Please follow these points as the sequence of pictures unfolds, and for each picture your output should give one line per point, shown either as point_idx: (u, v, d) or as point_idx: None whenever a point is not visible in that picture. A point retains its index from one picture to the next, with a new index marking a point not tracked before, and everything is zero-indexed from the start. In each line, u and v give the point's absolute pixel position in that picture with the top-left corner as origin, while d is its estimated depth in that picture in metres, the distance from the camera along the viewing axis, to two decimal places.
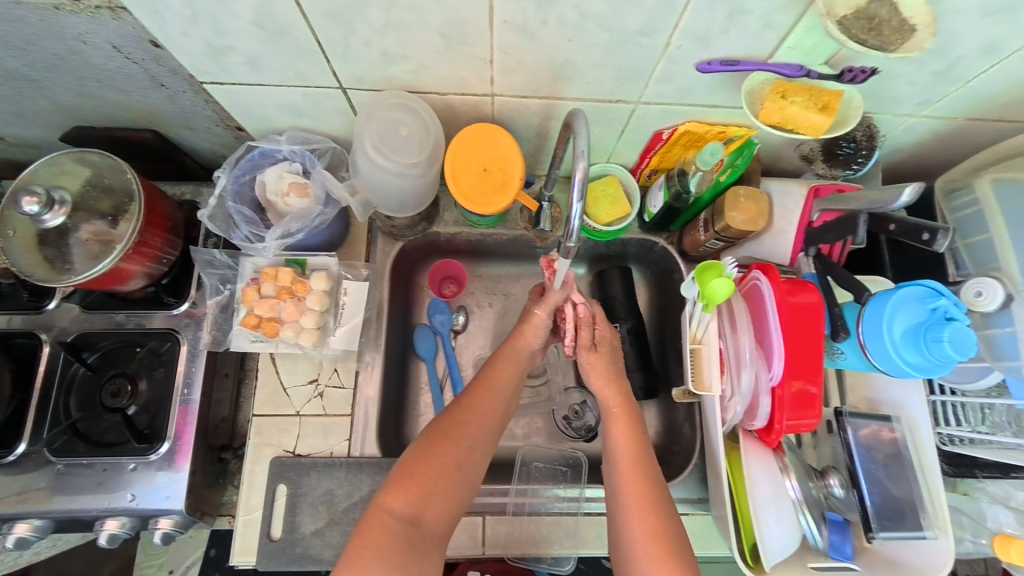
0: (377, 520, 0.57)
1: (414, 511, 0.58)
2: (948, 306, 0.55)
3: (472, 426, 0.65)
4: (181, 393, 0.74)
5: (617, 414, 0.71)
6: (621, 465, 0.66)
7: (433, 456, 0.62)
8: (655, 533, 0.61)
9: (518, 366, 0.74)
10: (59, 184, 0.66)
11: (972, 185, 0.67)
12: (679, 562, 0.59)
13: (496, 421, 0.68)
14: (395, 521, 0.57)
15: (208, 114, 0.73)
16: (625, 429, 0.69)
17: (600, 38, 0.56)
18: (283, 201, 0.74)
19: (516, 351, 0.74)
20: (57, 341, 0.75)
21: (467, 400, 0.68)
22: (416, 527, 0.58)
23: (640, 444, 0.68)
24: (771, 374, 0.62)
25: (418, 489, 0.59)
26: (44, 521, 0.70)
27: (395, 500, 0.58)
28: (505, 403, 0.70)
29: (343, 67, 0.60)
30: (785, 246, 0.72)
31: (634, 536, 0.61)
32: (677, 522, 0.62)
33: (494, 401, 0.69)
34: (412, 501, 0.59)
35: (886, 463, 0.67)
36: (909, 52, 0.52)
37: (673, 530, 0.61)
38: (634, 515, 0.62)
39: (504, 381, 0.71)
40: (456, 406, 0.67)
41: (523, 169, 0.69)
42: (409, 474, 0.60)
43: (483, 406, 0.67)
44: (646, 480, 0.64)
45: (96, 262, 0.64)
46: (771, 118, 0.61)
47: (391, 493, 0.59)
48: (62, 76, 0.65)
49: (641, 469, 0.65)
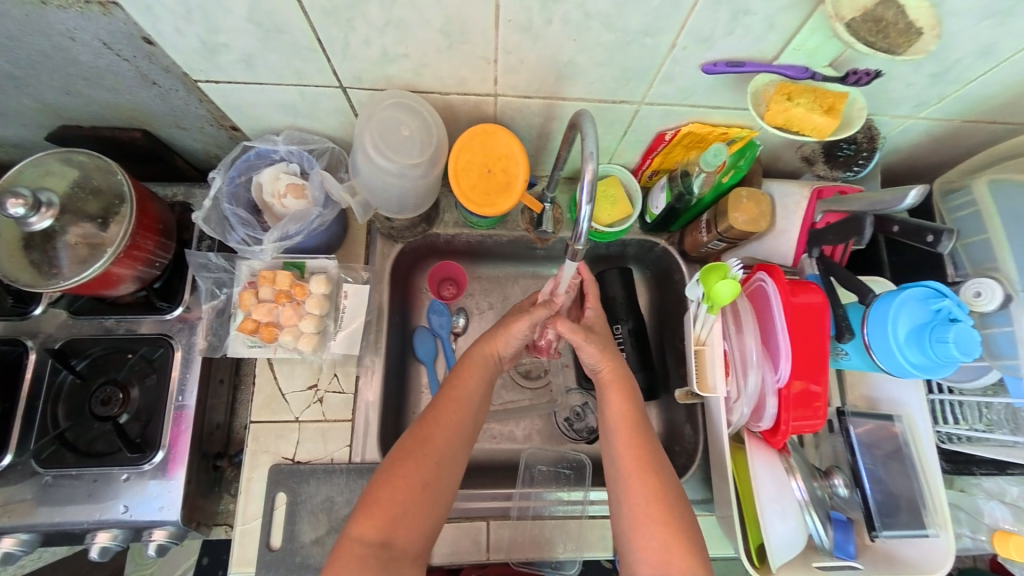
0: (348, 551, 0.55)
1: (384, 534, 0.57)
2: (951, 306, 0.55)
3: (440, 442, 0.63)
4: (175, 400, 0.72)
5: (612, 383, 0.70)
6: (620, 433, 0.67)
7: (397, 477, 0.60)
8: (655, 496, 0.62)
9: (486, 375, 0.72)
10: (45, 186, 0.64)
11: (969, 185, 0.68)
12: (680, 523, 0.61)
13: (469, 428, 0.67)
14: (366, 547, 0.56)
15: (202, 113, 0.71)
16: (620, 399, 0.69)
17: (604, 38, 0.55)
18: (279, 202, 0.72)
19: (483, 356, 0.72)
20: (44, 348, 0.73)
21: (433, 416, 0.65)
22: (388, 551, 0.57)
23: (638, 412, 0.68)
24: (778, 376, 0.62)
25: (386, 513, 0.58)
26: (31, 535, 0.68)
27: (364, 527, 0.57)
28: (471, 413, 0.68)
29: (342, 65, 0.59)
30: (786, 246, 0.73)
31: (635, 501, 0.62)
32: (674, 484, 0.63)
33: (460, 417, 0.66)
34: (382, 525, 0.57)
35: (886, 461, 0.67)
36: (916, 55, 0.52)
37: (671, 489, 0.63)
38: (633, 479, 0.63)
39: (469, 392, 0.68)
40: (421, 423, 0.64)
41: (527, 169, 0.68)
42: (377, 500, 0.58)
43: (448, 422, 0.65)
44: (644, 444, 0.66)
45: (85, 266, 0.62)
46: (775, 119, 0.60)
47: (359, 522, 0.58)
48: (47, 73, 0.62)
49: (638, 434, 0.66)
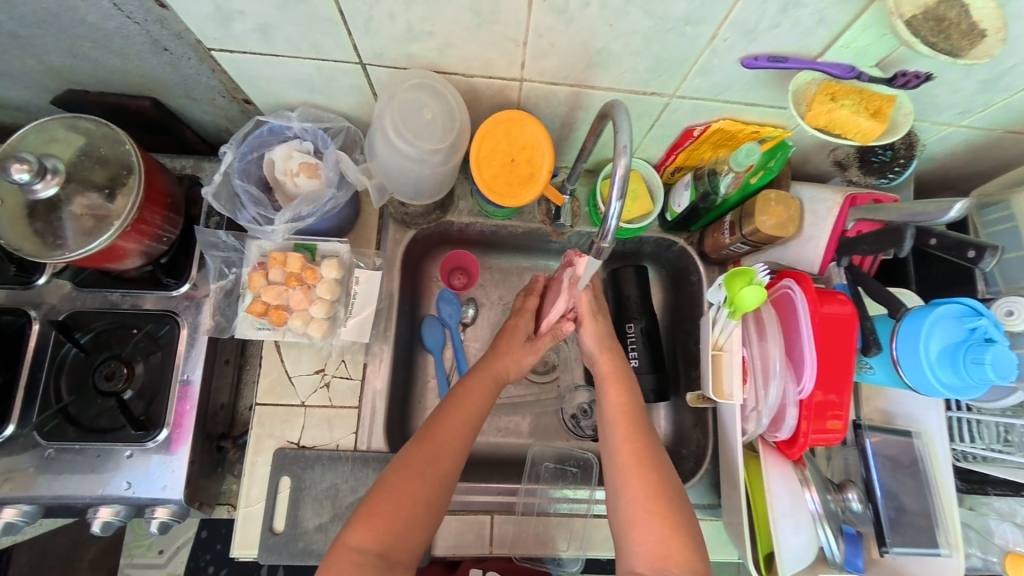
0: (342, 558, 0.54)
1: (384, 546, 0.55)
2: (987, 326, 0.54)
3: (443, 456, 0.62)
4: (180, 374, 0.71)
5: (610, 377, 0.71)
6: (617, 426, 0.67)
7: (405, 494, 0.58)
8: (653, 489, 0.61)
9: (492, 392, 0.71)
10: (49, 152, 0.61)
11: (1009, 200, 0.66)
12: (677, 516, 0.59)
13: (469, 439, 0.65)
14: (364, 557, 0.54)
15: (213, 84, 0.68)
16: (618, 393, 0.70)
17: (642, 24, 0.52)
18: (291, 181, 0.69)
19: (493, 372, 0.72)
20: (47, 319, 0.71)
21: (434, 432, 0.63)
22: (387, 562, 0.55)
23: (635, 405, 0.69)
24: (800, 388, 0.61)
25: (387, 525, 0.56)
26: (32, 507, 0.67)
27: (362, 537, 0.55)
28: (474, 426, 0.66)
29: (364, 41, 0.56)
30: (813, 254, 0.71)
31: (633, 494, 0.61)
32: (673, 478, 0.62)
33: (465, 432, 0.65)
34: (382, 536, 0.56)
35: (903, 477, 0.67)
36: (978, 59, 0.49)
37: (670, 484, 0.62)
38: (630, 472, 0.62)
39: (473, 408, 0.67)
40: (425, 439, 0.62)
41: (551, 160, 0.65)
42: (378, 511, 0.57)
43: (455, 441, 0.63)
44: (643, 438, 0.65)
45: (90, 239, 0.60)
46: (817, 120, 0.57)
47: (356, 530, 0.56)
48: (53, 33, 0.59)
49: (637, 428, 0.66)
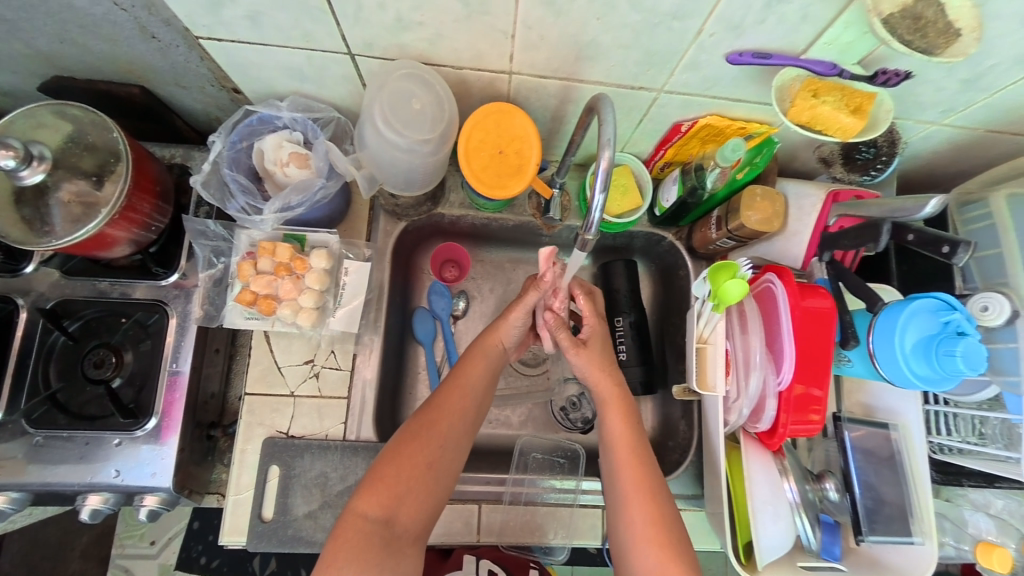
0: (349, 525, 0.55)
1: (387, 512, 0.57)
2: (960, 320, 0.55)
3: (444, 424, 0.63)
4: (169, 365, 0.71)
5: (610, 402, 0.69)
6: (617, 452, 0.66)
7: (405, 457, 0.60)
8: (653, 519, 0.61)
9: (491, 364, 0.70)
10: (36, 138, 0.61)
11: (987, 199, 0.68)
12: (676, 547, 0.60)
13: (473, 413, 0.66)
14: (369, 524, 0.56)
15: (202, 72, 0.68)
16: (620, 417, 0.68)
17: (630, 18, 0.53)
18: (281, 171, 0.69)
19: (490, 346, 0.71)
20: (34, 307, 0.71)
21: (440, 401, 0.64)
22: (390, 530, 0.56)
23: (635, 430, 0.67)
24: (780, 379, 0.63)
25: (389, 490, 0.58)
26: (21, 494, 0.67)
27: (367, 504, 0.57)
28: (477, 395, 0.67)
29: (353, 31, 0.56)
30: (797, 250, 0.72)
31: (634, 522, 0.61)
32: (672, 506, 0.62)
33: (467, 403, 0.66)
34: (385, 502, 0.57)
35: (879, 467, 0.68)
36: (953, 57, 0.51)
37: (670, 513, 0.62)
38: (631, 501, 0.62)
39: (475, 377, 0.68)
40: (428, 407, 0.64)
41: (539, 153, 0.66)
42: (379, 477, 0.58)
43: (453, 407, 0.64)
44: (644, 464, 0.65)
45: (78, 226, 0.60)
46: (800, 116, 0.58)
47: (362, 498, 0.57)
48: (39, 17, 0.59)
49: (638, 454, 0.65)
